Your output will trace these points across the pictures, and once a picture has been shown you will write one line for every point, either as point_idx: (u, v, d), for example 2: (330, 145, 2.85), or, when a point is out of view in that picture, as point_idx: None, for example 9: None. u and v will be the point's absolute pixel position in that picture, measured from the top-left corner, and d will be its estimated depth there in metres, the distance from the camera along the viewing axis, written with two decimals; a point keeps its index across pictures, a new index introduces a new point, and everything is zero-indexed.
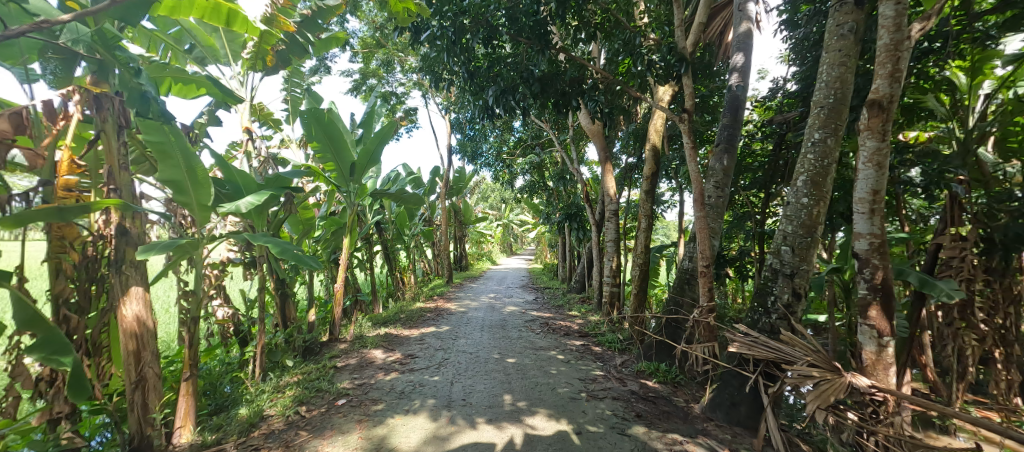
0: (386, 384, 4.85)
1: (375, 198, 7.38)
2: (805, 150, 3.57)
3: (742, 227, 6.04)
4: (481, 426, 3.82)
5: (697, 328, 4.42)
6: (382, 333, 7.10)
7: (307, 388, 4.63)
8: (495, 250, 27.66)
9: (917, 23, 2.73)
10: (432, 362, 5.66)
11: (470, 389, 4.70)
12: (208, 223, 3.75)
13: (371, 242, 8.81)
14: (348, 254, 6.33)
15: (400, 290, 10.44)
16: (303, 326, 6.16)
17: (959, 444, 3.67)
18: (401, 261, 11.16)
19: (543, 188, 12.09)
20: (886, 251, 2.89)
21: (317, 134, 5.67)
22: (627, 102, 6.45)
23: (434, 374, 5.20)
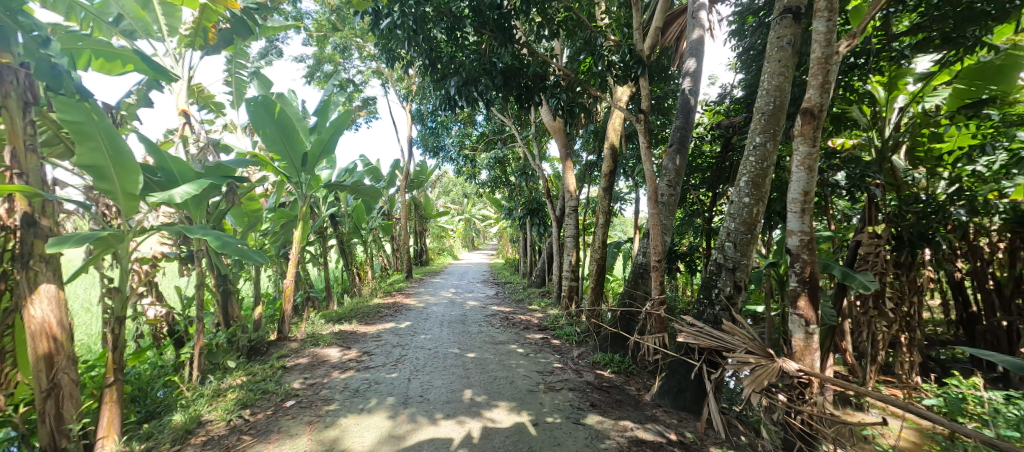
0: (340, 383, 4.74)
1: (330, 190, 7.12)
2: (747, 153, 3.84)
3: (692, 224, 6.38)
4: (440, 422, 3.82)
5: (649, 320, 4.64)
6: (337, 331, 6.89)
7: (252, 390, 4.41)
8: (456, 244, 27.47)
9: (844, 40, 3.01)
10: (389, 359, 5.57)
11: (428, 385, 4.69)
12: (135, 214, 3.46)
13: (326, 236, 8.49)
14: (299, 248, 6.06)
15: (356, 285, 10.16)
16: (249, 324, 5.86)
17: (871, 420, 4.13)
18: (358, 256, 10.83)
19: (506, 183, 12.14)
20: (814, 247, 3.19)
21: (264, 122, 5.42)
22: (588, 101, 6.60)
23: (391, 371, 5.13)
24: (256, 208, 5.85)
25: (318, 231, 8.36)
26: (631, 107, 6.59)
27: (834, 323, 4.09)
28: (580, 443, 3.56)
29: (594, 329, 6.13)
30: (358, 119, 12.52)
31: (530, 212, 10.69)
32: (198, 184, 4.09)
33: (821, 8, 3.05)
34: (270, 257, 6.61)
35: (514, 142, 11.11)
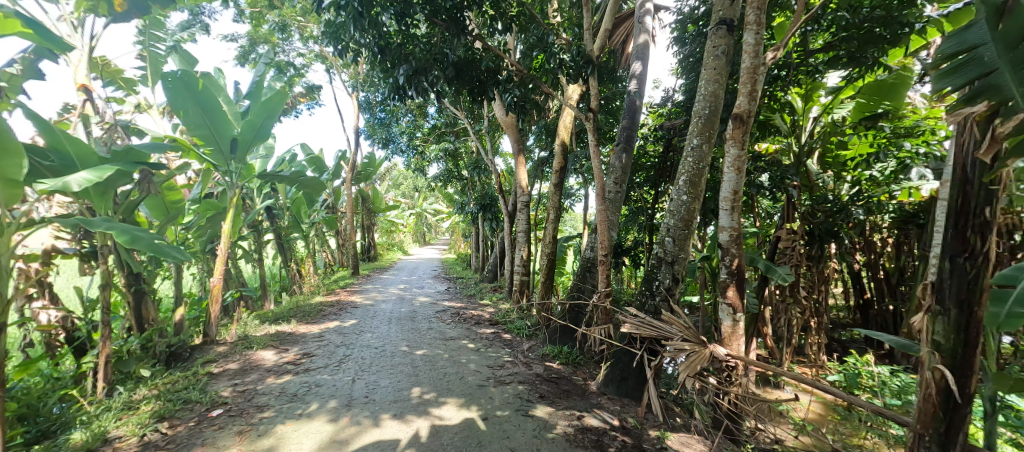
0: (275, 388, 4.50)
1: (267, 181, 6.69)
2: (686, 154, 4.10)
3: (636, 220, 6.71)
4: (386, 423, 3.76)
5: (596, 311, 4.84)
6: (273, 332, 6.50)
7: (169, 400, 4.06)
8: (407, 239, 26.83)
9: (770, 52, 3.32)
10: (331, 360, 5.37)
11: (374, 385, 4.59)
12: (17, 203, 3.09)
13: (261, 231, 7.98)
14: (229, 243, 5.61)
15: (297, 283, 9.65)
16: (169, 327, 5.38)
17: (785, 396, 4.61)
18: (298, 252, 10.26)
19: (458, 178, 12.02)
20: (742, 242, 3.50)
21: (185, 102, 4.98)
22: (538, 98, 6.69)
23: (334, 372, 4.95)
24: (180, 199, 5.37)
25: (252, 225, 7.81)
26: (581, 105, 6.79)
27: (757, 311, 4.51)
28: (528, 434, 3.66)
29: (544, 322, 6.29)
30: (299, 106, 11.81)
31: (482, 207, 10.68)
32: (100, 170, 3.72)
33: (752, 22, 3.34)
34: (195, 254, 6.08)
35: (467, 136, 11.02)
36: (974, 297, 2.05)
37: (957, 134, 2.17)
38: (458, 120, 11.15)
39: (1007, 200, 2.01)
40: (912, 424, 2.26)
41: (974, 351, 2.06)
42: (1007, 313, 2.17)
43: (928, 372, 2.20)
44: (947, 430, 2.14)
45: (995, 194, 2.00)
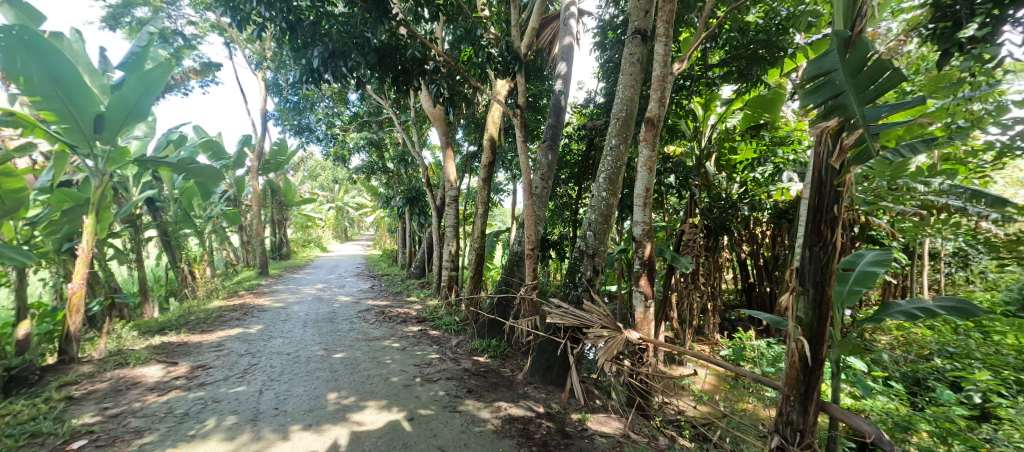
0: (159, 408, 3.99)
1: (148, 167, 5.85)
2: (605, 153, 4.39)
3: (561, 215, 7.02)
4: (297, 435, 3.55)
5: (523, 304, 4.97)
6: (157, 344, 5.73)
7: (9, 436, 3.40)
8: (326, 234, 25.12)
9: (676, 63, 3.72)
10: (232, 371, 4.89)
11: (285, 395, 4.28)
12: None
13: (140, 226, 6.96)
14: (93, 241, 4.83)
15: (189, 286, 8.54)
16: (9, 346, 4.49)
17: (687, 371, 5.19)
18: (191, 250, 9.12)
19: (382, 170, 11.53)
20: (653, 235, 3.88)
21: (26, 66, 4.14)
22: (467, 92, 6.67)
23: (237, 385, 4.52)
24: (21, 188, 4.46)
25: (129, 220, 6.76)
26: (510, 102, 6.92)
27: (664, 297, 4.98)
28: (456, 430, 3.70)
29: (472, 317, 6.34)
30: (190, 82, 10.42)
31: (409, 201, 10.37)
32: None
33: (662, 34, 3.69)
34: (45, 256, 5.13)
35: (392, 126, 10.60)
36: (825, 279, 2.54)
37: (814, 143, 2.62)
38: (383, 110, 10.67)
39: (848, 199, 2.52)
40: (782, 388, 2.74)
41: (824, 324, 2.57)
42: (847, 290, 2.70)
43: (792, 343, 2.68)
44: (805, 389, 2.65)
45: (841, 195, 2.50)
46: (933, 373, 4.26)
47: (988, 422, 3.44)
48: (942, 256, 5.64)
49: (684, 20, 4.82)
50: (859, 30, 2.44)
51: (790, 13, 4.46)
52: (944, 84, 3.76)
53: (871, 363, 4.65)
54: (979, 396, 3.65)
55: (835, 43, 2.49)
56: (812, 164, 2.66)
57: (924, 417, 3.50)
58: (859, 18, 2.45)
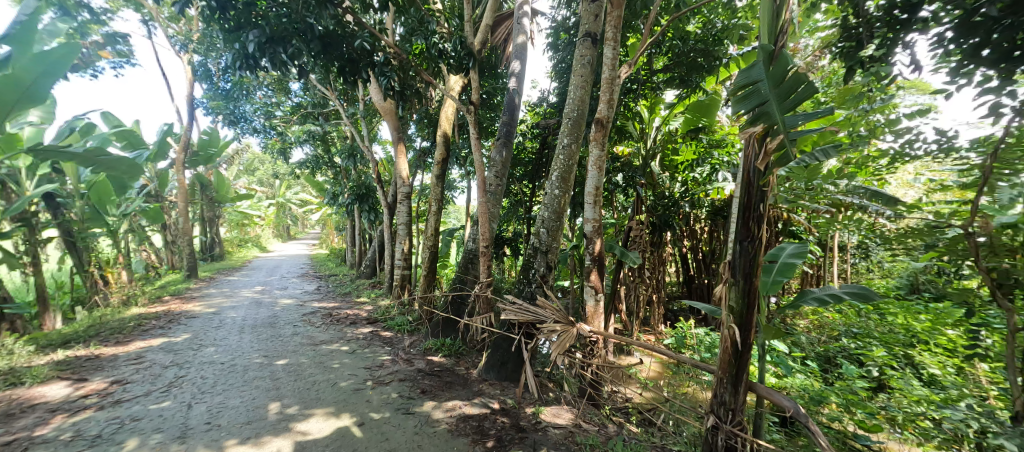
0: (64, 431, 3.59)
1: (48, 155, 5.20)
2: (558, 152, 4.50)
3: (516, 212, 7.08)
4: (234, 450, 3.34)
5: (477, 302, 4.97)
6: (62, 360, 5.13)
7: None
8: (267, 233, 23.61)
9: (623, 67, 3.90)
10: (155, 386, 4.49)
11: (219, 407, 4.00)
12: None
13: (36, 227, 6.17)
14: None
15: (100, 293, 7.67)
16: None
17: (634, 360, 5.47)
18: (102, 253, 8.19)
19: (329, 165, 11.02)
20: (602, 232, 4.05)
21: None
22: (419, 87, 6.55)
23: (160, 401, 4.16)
24: None
25: (21, 219, 5.96)
26: (463, 98, 6.88)
27: (613, 290, 5.19)
28: (409, 432, 3.66)
29: (425, 316, 6.26)
30: (99, 61, 9.27)
31: (357, 198, 9.88)
32: None
33: (610, 39, 3.85)
34: None
35: (338, 119, 10.14)
36: (753, 271, 2.81)
37: (743, 147, 2.86)
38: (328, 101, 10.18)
39: (772, 198, 2.78)
40: (716, 371, 3.00)
41: (751, 312, 2.84)
42: (772, 280, 3.00)
43: (724, 331, 2.93)
44: (736, 372, 2.92)
45: (766, 194, 2.75)
46: (841, 351, 4.82)
47: (883, 392, 3.94)
48: (851, 248, 6.34)
49: (631, 26, 5.03)
50: (781, 44, 2.68)
51: (725, 25, 4.79)
52: (851, 96, 4.22)
53: (791, 345, 5.14)
54: (877, 370, 4.18)
55: (761, 55, 2.72)
56: (742, 166, 2.89)
57: (836, 391, 3.95)
58: (782, 33, 2.70)
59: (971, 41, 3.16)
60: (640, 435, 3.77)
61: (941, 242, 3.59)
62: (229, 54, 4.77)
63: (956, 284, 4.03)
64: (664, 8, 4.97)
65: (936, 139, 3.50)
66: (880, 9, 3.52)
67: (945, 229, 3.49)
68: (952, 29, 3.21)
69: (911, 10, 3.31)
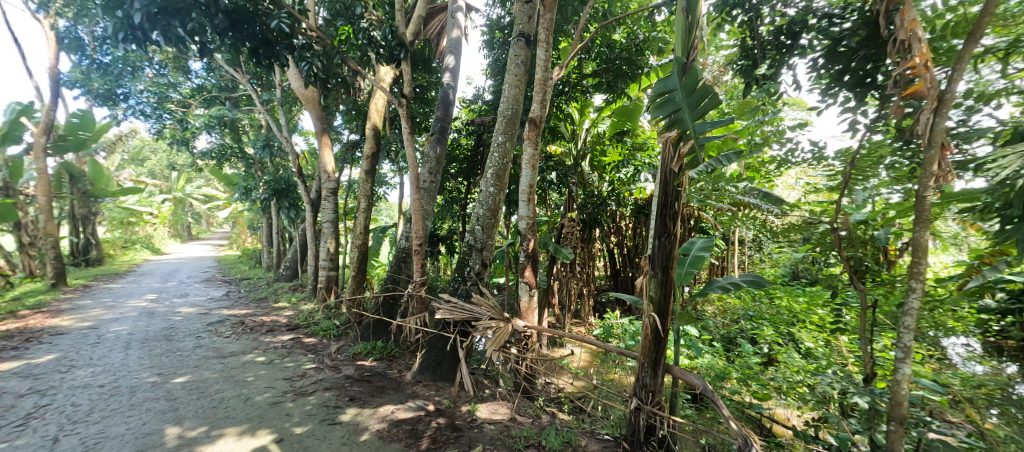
0: None
1: None
2: (492, 150, 4.54)
3: (451, 210, 6.99)
4: None
5: (411, 301, 4.83)
6: None
7: None
8: (161, 232, 20.64)
9: (556, 70, 4.07)
10: (7, 419, 3.70)
11: (97, 438, 3.42)
12: None
13: None
14: None
15: None
16: None
17: (566, 351, 5.71)
18: None
19: (240, 156, 9.91)
20: (536, 229, 4.19)
21: None
22: (346, 76, 6.17)
23: (14, 437, 3.43)
24: None
25: None
26: (394, 90, 6.61)
27: (547, 284, 5.35)
28: (336, 443, 3.45)
29: (354, 319, 5.93)
30: None
31: (275, 194, 9.05)
32: None
33: (543, 41, 3.96)
34: None
35: (250, 106, 9.17)
36: (669, 263, 3.12)
37: (661, 150, 3.15)
38: (238, 86, 9.15)
39: (685, 196, 3.12)
40: (639, 357, 3.27)
41: (668, 300, 3.15)
42: (685, 270, 3.36)
43: (646, 318, 3.22)
44: (656, 355, 3.21)
45: (681, 193, 3.07)
46: (741, 332, 5.49)
47: (772, 365, 4.58)
48: (749, 241, 7.23)
49: (562, 30, 5.21)
50: (692, 58, 3.00)
51: (647, 37, 5.17)
52: (749, 108, 4.82)
53: (701, 329, 5.75)
54: (768, 347, 4.84)
55: (675, 67, 3.03)
56: (661, 167, 3.19)
57: (737, 368, 4.50)
58: (693, 49, 3.02)
59: (835, 68, 3.82)
60: (571, 422, 3.94)
61: (814, 235, 4.23)
62: (108, 23, 4.04)
63: (825, 270, 4.79)
64: (593, 16, 5.25)
65: (811, 149, 4.15)
66: (771, 34, 4.07)
67: (817, 225, 4.14)
68: (823, 57, 3.86)
69: (793, 37, 3.93)
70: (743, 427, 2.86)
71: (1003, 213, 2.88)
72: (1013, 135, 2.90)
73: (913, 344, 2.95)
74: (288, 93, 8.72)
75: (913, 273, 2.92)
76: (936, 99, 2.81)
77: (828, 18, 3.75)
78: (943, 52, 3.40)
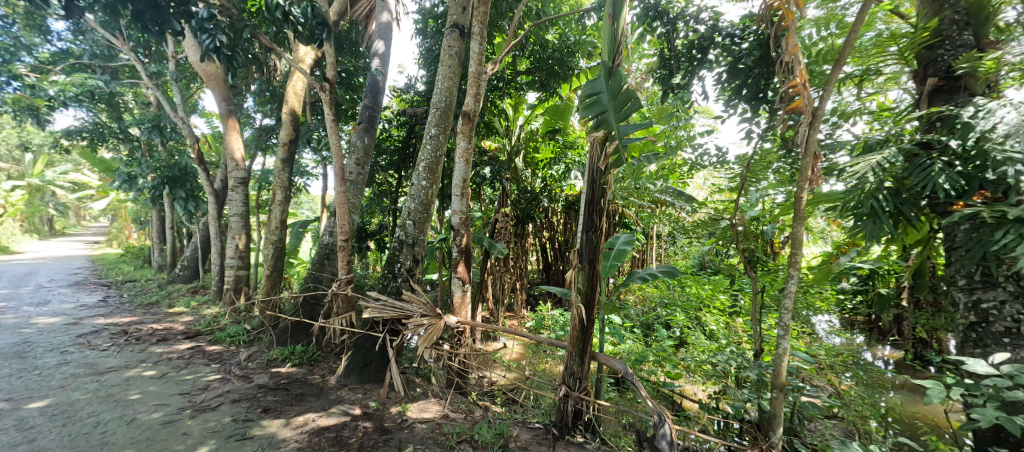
0: None
1: None
2: (425, 142, 4.41)
3: (380, 203, 6.67)
4: None
5: (335, 301, 4.53)
6: None
7: None
8: (9, 227, 16.91)
9: (490, 64, 4.05)
10: None
11: None
12: None
13: None
14: None
15: None
16: None
17: (500, 345, 5.79)
18: None
19: (121, 138, 8.44)
20: (469, 224, 4.15)
21: None
22: (257, 53, 5.54)
23: None
24: None
25: None
26: (316, 73, 6.11)
27: (480, 279, 5.34)
28: None
29: (269, 322, 5.40)
30: None
31: (167, 182, 7.91)
32: None
33: (477, 34, 3.94)
34: None
35: (135, 79, 7.85)
36: (595, 256, 3.31)
37: (590, 148, 3.31)
38: (119, 55, 7.80)
39: (610, 194, 3.32)
40: (567, 346, 3.44)
41: (594, 291, 3.34)
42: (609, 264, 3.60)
43: (574, 309, 3.39)
44: (583, 344, 3.40)
45: (606, 190, 3.26)
46: (657, 318, 6.02)
47: (683, 347, 5.08)
48: (665, 236, 7.91)
49: (497, 26, 5.21)
50: (617, 63, 3.18)
51: (577, 40, 5.38)
52: (666, 114, 5.25)
53: (624, 317, 6.21)
54: (680, 331, 5.37)
55: (602, 71, 3.20)
56: (588, 165, 3.35)
57: (654, 351, 4.94)
58: (618, 54, 3.20)
59: (735, 83, 4.33)
60: (504, 414, 3.97)
61: (717, 230, 4.70)
62: None
63: (726, 261, 5.43)
64: (527, 14, 5.32)
65: (716, 154, 4.66)
66: (684, 47, 4.48)
67: (720, 221, 4.66)
68: (726, 72, 4.34)
69: (703, 54, 4.39)
70: (658, 405, 3.14)
71: (855, 210, 3.46)
72: (864, 147, 3.50)
73: (791, 323, 3.27)
74: (184, 67, 7.61)
75: (792, 262, 3.26)
76: (812, 114, 3.27)
77: (730, 37, 4.23)
78: (816, 75, 4.04)
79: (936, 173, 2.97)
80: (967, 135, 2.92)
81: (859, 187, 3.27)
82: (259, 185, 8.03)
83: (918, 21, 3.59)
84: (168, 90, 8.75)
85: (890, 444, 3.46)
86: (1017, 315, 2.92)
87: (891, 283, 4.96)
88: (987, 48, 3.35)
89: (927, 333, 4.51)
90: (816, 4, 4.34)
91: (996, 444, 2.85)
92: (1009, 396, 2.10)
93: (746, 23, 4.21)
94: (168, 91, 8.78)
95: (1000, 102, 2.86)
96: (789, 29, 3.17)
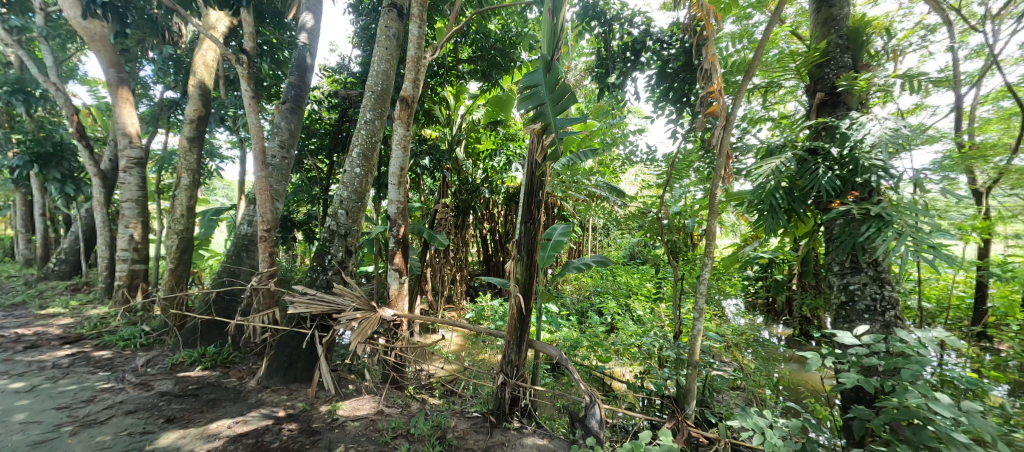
0: None
1: None
2: (359, 126, 4.16)
3: (307, 191, 6.19)
4: None
5: (256, 296, 4.15)
6: None
7: None
8: None
9: (429, 49, 3.90)
10: None
11: None
12: None
13: None
14: None
15: None
16: None
17: (439, 337, 5.74)
18: None
19: None
20: (406, 214, 4.00)
21: None
22: (156, 13, 4.81)
23: None
24: None
25: None
26: (231, 43, 5.48)
27: (419, 271, 5.20)
28: None
29: (174, 322, 4.79)
30: None
31: (38, 160, 6.74)
32: None
33: (416, 16, 3.75)
34: None
35: None
36: (533, 247, 3.37)
37: (528, 141, 3.33)
38: None
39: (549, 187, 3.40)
40: (506, 336, 3.48)
41: (532, 281, 3.42)
42: (547, 254, 3.69)
43: (512, 298, 3.45)
44: (521, 333, 3.46)
45: (544, 183, 3.33)
46: (592, 306, 6.38)
47: (614, 332, 5.43)
48: (599, 228, 8.32)
49: (438, 9, 5.05)
50: (556, 57, 3.19)
51: (519, 32, 5.42)
52: (602, 112, 5.49)
53: (560, 306, 6.47)
54: (611, 318, 5.72)
55: (541, 64, 3.19)
56: (528, 158, 3.38)
57: (588, 336, 5.22)
58: (558, 49, 3.23)
59: (663, 87, 4.65)
60: (441, 405, 3.92)
61: (645, 223, 5.04)
62: None
63: (652, 252, 5.91)
64: (468, 2, 5.21)
65: (645, 152, 4.98)
66: (619, 48, 4.71)
67: (648, 214, 5.01)
68: (656, 75, 4.64)
69: (636, 56, 4.66)
70: (590, 387, 3.30)
71: (759, 207, 3.91)
72: (768, 150, 3.95)
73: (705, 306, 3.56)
74: (58, 24, 6.39)
75: (708, 252, 3.56)
76: (726, 118, 3.55)
77: (660, 42, 4.52)
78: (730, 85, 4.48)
79: (821, 176, 3.45)
80: (845, 143, 3.40)
81: (762, 187, 3.70)
82: (160, 166, 7.04)
83: (812, 42, 4.10)
84: (34, 48, 7.26)
85: (780, 407, 3.99)
86: (875, 294, 3.51)
87: (785, 270, 5.72)
88: (863, 69, 3.89)
89: (811, 312, 5.25)
90: (733, 19, 4.81)
91: (857, 401, 3.43)
92: (867, 360, 2.51)
93: (674, 31, 4.51)
94: (34, 50, 7.30)
95: (869, 117, 3.36)
96: (709, 38, 3.40)
